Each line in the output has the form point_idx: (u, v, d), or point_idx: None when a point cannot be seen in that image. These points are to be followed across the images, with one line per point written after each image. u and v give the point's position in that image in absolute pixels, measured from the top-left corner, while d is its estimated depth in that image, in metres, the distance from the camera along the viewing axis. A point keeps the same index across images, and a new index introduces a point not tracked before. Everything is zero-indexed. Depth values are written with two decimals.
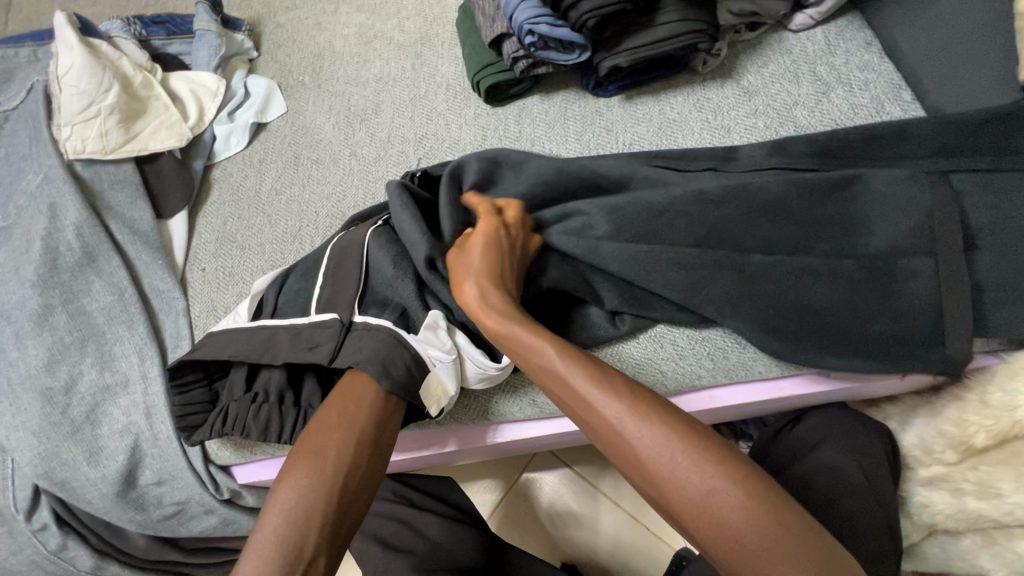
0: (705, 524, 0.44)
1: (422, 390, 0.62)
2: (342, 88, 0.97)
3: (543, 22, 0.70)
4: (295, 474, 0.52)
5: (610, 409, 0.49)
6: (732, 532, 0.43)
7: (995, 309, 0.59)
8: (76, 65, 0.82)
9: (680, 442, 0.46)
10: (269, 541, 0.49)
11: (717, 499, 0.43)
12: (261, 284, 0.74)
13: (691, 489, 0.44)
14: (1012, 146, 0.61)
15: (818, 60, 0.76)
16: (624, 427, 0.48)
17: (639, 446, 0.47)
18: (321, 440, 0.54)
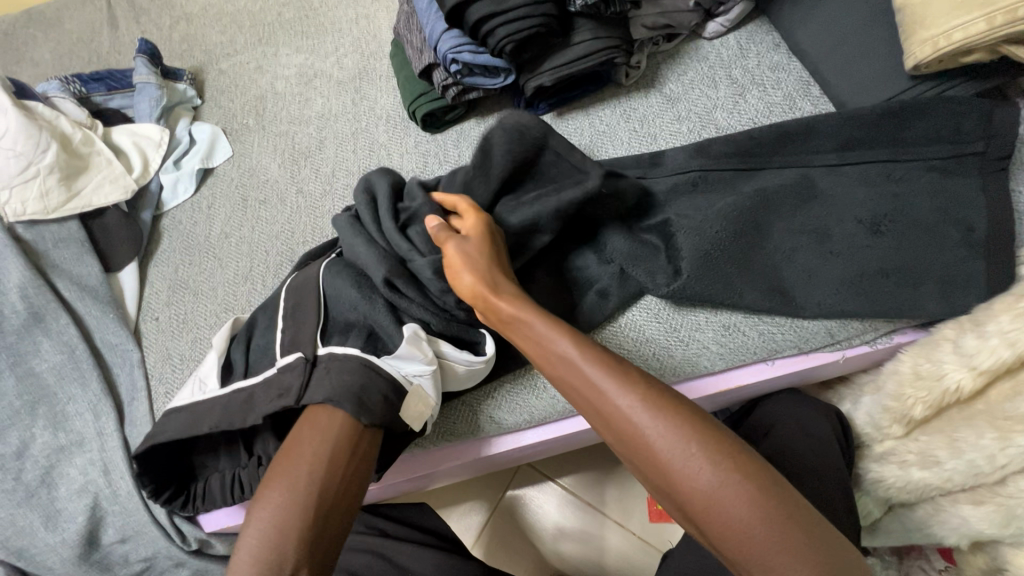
0: (702, 504, 0.43)
1: (403, 410, 0.59)
2: (285, 127, 0.99)
3: (465, 50, 0.73)
4: (263, 507, 0.50)
5: (616, 391, 0.48)
6: (729, 515, 0.42)
7: (911, 286, 0.63)
8: (11, 128, 0.82)
9: (695, 437, 0.45)
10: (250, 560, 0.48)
11: (725, 493, 0.43)
12: (219, 343, 0.70)
13: (692, 470, 0.44)
14: (906, 139, 0.66)
15: (732, 64, 0.80)
16: (628, 407, 0.47)
17: (645, 429, 0.46)
18: (291, 471, 0.51)
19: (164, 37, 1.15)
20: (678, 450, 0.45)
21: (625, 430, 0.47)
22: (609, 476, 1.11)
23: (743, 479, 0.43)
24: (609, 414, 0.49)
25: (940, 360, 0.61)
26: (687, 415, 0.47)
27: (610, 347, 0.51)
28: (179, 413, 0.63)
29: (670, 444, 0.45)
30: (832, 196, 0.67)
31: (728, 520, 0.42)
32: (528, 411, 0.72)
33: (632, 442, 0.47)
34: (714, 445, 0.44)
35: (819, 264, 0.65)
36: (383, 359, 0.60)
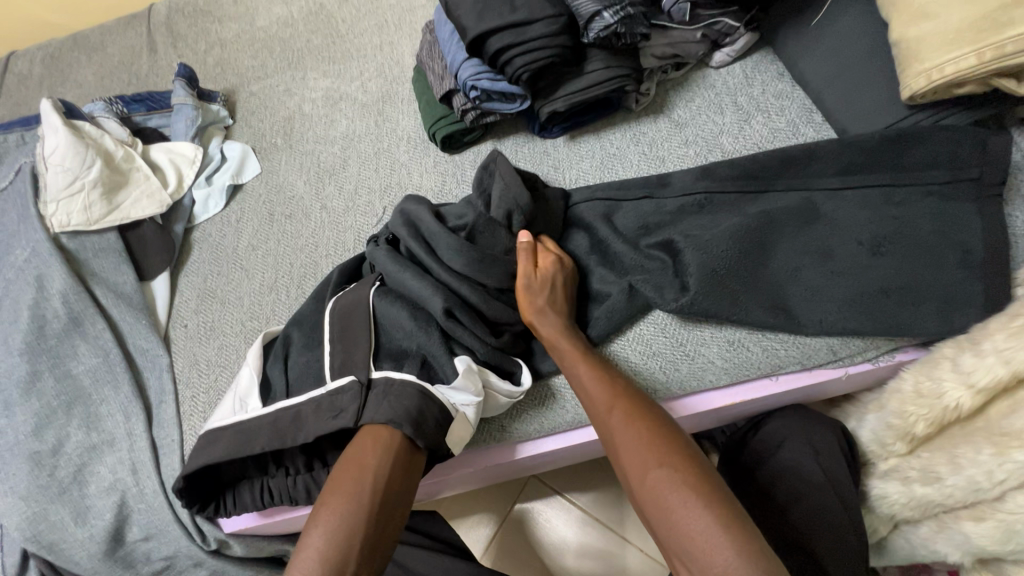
0: (654, 506, 0.50)
1: (449, 435, 0.63)
2: (312, 147, 1.04)
3: (484, 78, 0.78)
4: (324, 518, 0.54)
5: (606, 406, 0.59)
6: (674, 515, 0.48)
7: (909, 306, 0.65)
8: (61, 145, 0.88)
9: (653, 437, 0.54)
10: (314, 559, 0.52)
11: (665, 484, 0.50)
12: (254, 358, 0.74)
13: (650, 476, 0.51)
14: (904, 164, 0.69)
15: (738, 91, 0.83)
16: (613, 421, 0.58)
17: (621, 442, 0.55)
18: (350, 483, 0.56)
19: (199, 61, 1.22)
20: (641, 462, 0.53)
21: (602, 425, 0.59)
22: (616, 493, 1.13)
23: (688, 483, 0.49)
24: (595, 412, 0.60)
25: (940, 378, 0.63)
26: (658, 433, 0.55)
27: (611, 372, 0.62)
28: (223, 429, 0.67)
29: (630, 439, 0.55)
30: (833, 219, 0.70)
31: (672, 522, 0.48)
32: (540, 422, 0.74)
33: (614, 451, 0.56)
34: (671, 456, 0.52)
35: (821, 283, 0.67)
36: (438, 390, 0.64)
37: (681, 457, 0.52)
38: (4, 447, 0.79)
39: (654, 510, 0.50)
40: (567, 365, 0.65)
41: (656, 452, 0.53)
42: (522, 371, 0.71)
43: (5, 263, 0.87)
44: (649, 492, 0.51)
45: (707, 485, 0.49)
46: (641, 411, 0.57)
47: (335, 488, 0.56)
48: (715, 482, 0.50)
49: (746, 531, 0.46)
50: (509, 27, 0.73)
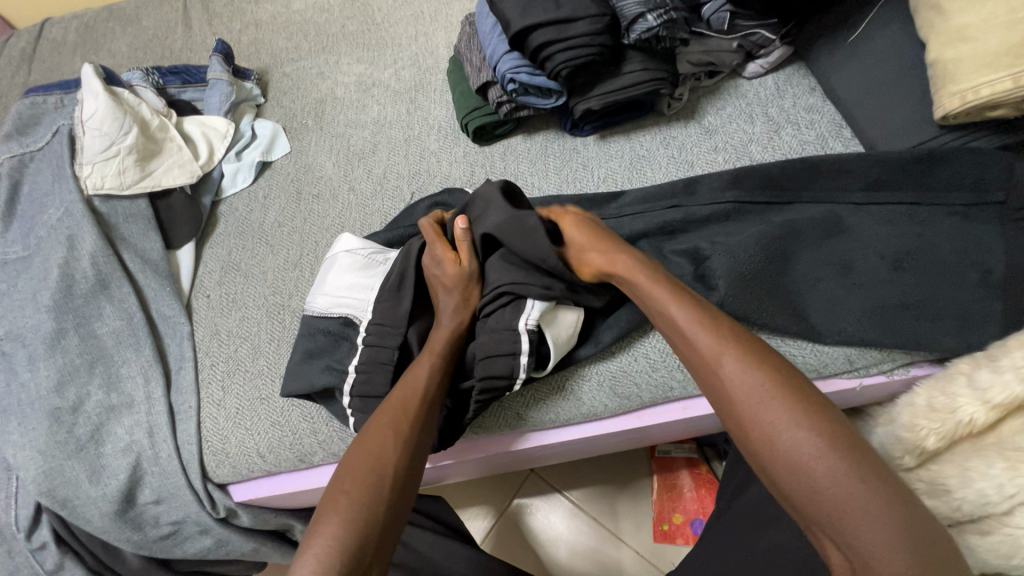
0: (801, 486, 0.45)
1: (551, 330, 0.69)
2: (342, 130, 1.05)
3: (523, 72, 0.80)
4: (424, 364, 0.66)
5: (717, 358, 0.53)
6: (811, 478, 0.44)
7: (926, 323, 0.66)
8: (100, 110, 0.90)
9: (774, 392, 0.48)
10: (409, 392, 0.63)
11: (796, 446, 0.45)
12: (353, 259, 0.78)
13: (783, 441, 0.46)
14: (931, 183, 0.71)
15: (769, 103, 0.85)
16: (732, 372, 0.51)
17: (731, 387, 0.51)
18: (401, 404, 0.62)
19: (234, 40, 1.24)
20: (764, 415, 0.48)
21: (707, 368, 0.53)
22: (615, 494, 1.15)
23: (829, 444, 0.45)
24: (699, 358, 0.54)
25: (955, 394, 0.63)
26: (794, 395, 0.48)
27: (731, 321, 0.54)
28: (359, 288, 0.77)
29: (750, 391, 0.49)
30: (858, 231, 0.71)
31: (816, 492, 0.44)
32: (555, 412, 0.75)
33: (732, 412, 0.50)
34: (811, 415, 0.46)
35: (842, 294, 0.68)
36: (520, 344, 0.66)
37: (818, 414, 0.47)
38: (24, 401, 0.80)
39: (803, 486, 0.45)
40: (659, 313, 0.60)
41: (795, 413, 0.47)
42: (579, 354, 0.74)
43: (37, 221, 0.88)
44: (774, 458, 0.47)
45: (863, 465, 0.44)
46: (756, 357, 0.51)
47: (387, 408, 0.62)
48: (877, 458, 0.45)
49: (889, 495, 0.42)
50: (553, 23, 0.74)
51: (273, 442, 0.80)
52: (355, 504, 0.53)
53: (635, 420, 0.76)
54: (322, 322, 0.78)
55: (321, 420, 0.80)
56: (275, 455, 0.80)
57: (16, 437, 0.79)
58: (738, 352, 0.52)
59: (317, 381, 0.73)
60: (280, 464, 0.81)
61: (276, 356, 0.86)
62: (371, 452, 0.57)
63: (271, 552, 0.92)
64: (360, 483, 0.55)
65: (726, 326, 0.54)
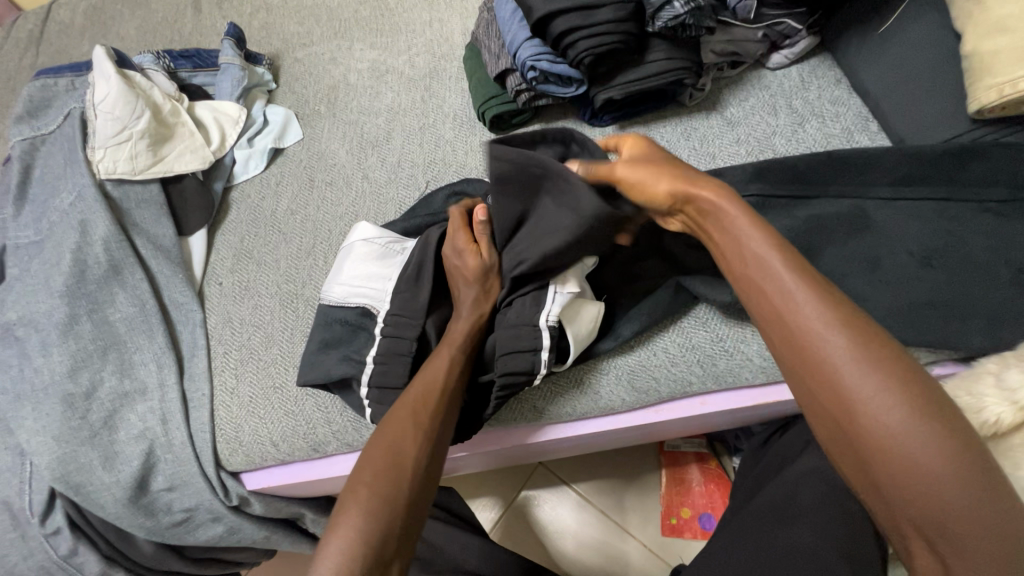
0: (912, 485, 0.40)
1: (575, 323, 0.69)
2: (356, 117, 1.04)
3: (544, 59, 0.78)
4: (440, 357, 0.65)
5: (810, 325, 0.46)
6: (931, 476, 0.39)
7: (953, 322, 0.65)
8: (112, 93, 0.89)
9: (893, 380, 0.42)
10: (429, 386, 0.62)
11: (912, 441, 0.40)
12: (369, 248, 0.77)
13: (905, 437, 0.40)
14: (962, 178, 0.70)
15: (794, 95, 0.83)
16: (834, 353, 0.44)
17: (845, 370, 0.43)
18: (419, 398, 0.61)
19: (245, 24, 1.22)
20: (881, 405, 0.41)
21: (810, 347, 0.45)
22: (624, 488, 1.15)
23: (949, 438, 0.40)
24: (799, 333, 0.46)
25: (982, 393, 0.61)
26: (904, 375, 0.42)
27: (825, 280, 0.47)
28: (377, 277, 0.76)
29: (864, 378, 0.42)
30: (884, 228, 0.70)
31: (932, 493, 0.39)
32: (572, 405, 0.74)
33: (822, 385, 0.45)
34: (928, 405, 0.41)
35: (867, 291, 0.68)
36: (543, 343, 0.65)
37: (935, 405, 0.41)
38: (38, 386, 0.79)
39: (903, 475, 0.40)
40: (752, 273, 0.51)
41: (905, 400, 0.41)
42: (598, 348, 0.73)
43: (49, 205, 0.87)
44: (884, 454, 0.41)
45: (970, 459, 0.39)
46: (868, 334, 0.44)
47: (401, 405, 0.60)
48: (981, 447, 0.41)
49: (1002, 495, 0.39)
50: (577, 9, 0.73)
51: (286, 430, 0.80)
52: (371, 500, 0.52)
53: (652, 414, 0.75)
54: (338, 311, 0.77)
55: (336, 409, 0.80)
56: (289, 444, 0.80)
57: (29, 422, 0.78)
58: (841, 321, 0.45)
59: (334, 372, 0.73)
60: (293, 453, 0.80)
61: (289, 345, 0.86)
62: (387, 447, 0.57)
63: (282, 540, 0.92)
64: (379, 475, 0.55)
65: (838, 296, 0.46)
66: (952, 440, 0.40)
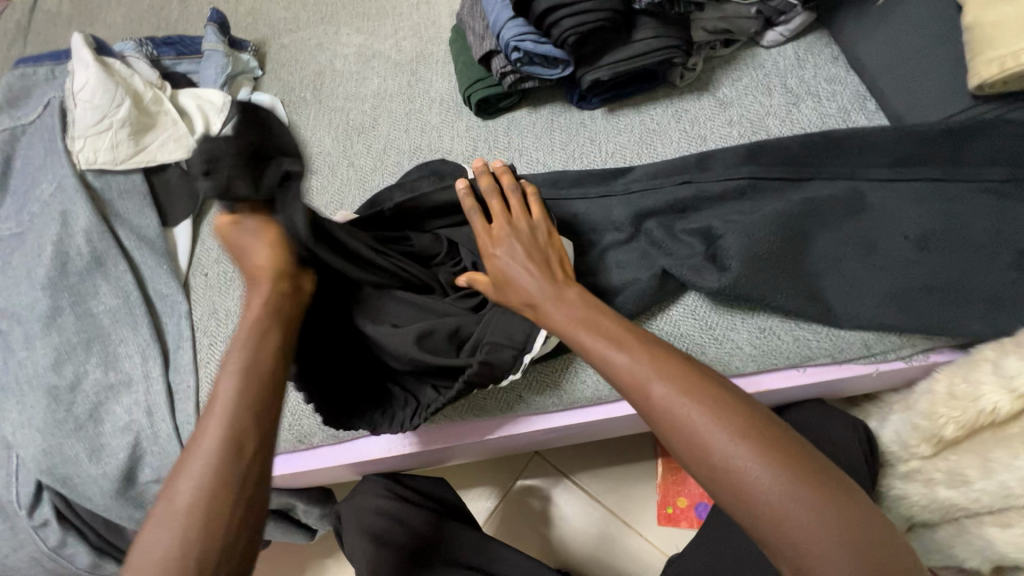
0: (750, 509, 0.42)
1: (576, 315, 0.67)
2: (341, 104, 1.02)
3: (528, 39, 0.75)
4: (239, 346, 0.52)
5: (640, 374, 0.48)
6: (760, 499, 0.41)
7: (952, 307, 0.63)
8: (91, 82, 0.87)
9: (711, 409, 0.45)
10: (235, 387, 0.49)
11: (741, 466, 0.42)
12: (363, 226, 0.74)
13: (731, 462, 0.43)
14: (961, 159, 0.67)
15: (788, 73, 0.80)
16: (654, 392, 0.47)
17: (663, 406, 0.46)
18: (230, 409, 0.47)
19: (230, 9, 1.19)
20: (699, 435, 0.44)
21: (633, 392, 0.48)
22: (620, 478, 1.13)
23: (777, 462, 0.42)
24: (623, 383, 0.49)
25: (980, 380, 0.62)
26: (724, 404, 0.45)
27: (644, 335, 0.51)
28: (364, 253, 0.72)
29: (680, 409, 0.45)
30: (881, 210, 0.67)
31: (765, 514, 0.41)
32: (558, 395, 0.73)
33: (655, 422, 0.47)
34: (741, 428, 0.43)
35: (862, 276, 0.65)
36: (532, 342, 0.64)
37: (754, 423, 0.44)
38: (22, 379, 0.79)
39: (751, 513, 0.42)
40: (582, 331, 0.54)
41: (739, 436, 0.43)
42: None
43: (30, 197, 0.86)
44: (721, 483, 0.43)
45: (802, 476, 0.41)
46: (681, 372, 0.48)
47: (208, 417, 0.47)
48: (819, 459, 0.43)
49: (840, 503, 0.40)
50: None
51: None
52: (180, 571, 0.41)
53: None
54: None
55: None
56: None
57: (15, 415, 0.78)
58: (659, 367, 0.48)
59: None
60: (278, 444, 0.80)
61: None
62: (179, 502, 0.43)
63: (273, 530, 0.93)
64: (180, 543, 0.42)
65: (652, 343, 0.51)
66: (782, 464, 0.42)
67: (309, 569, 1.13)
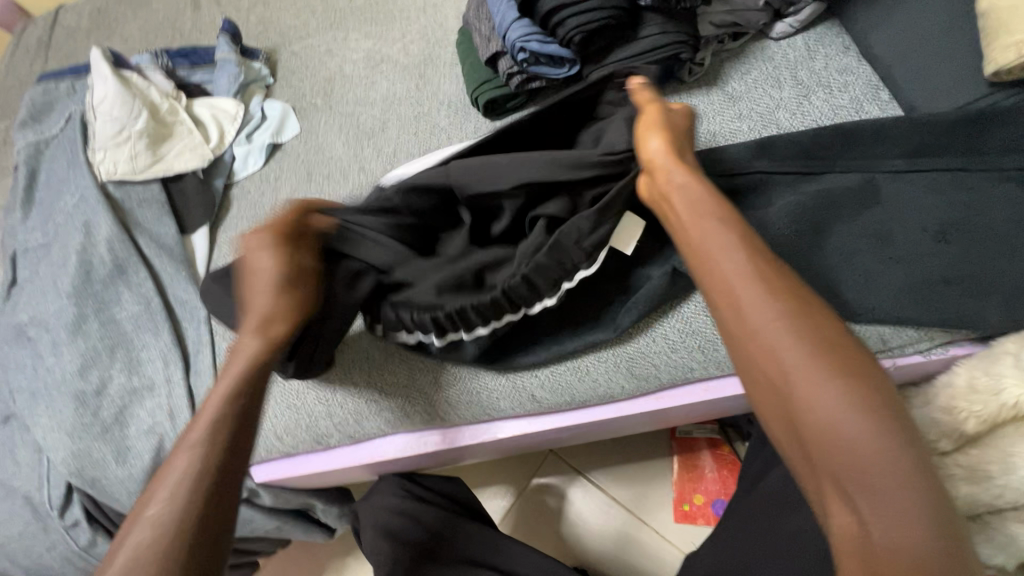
0: (826, 451, 0.39)
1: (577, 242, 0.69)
2: (351, 108, 1.03)
3: (534, 40, 0.75)
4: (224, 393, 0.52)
5: (740, 288, 0.46)
6: (844, 443, 0.39)
7: (974, 300, 0.62)
8: (110, 95, 0.90)
9: (811, 343, 0.42)
10: (200, 437, 0.49)
11: (831, 406, 0.39)
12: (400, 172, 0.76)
13: (815, 400, 0.40)
14: (980, 148, 0.66)
15: (799, 65, 0.79)
16: (762, 309, 0.44)
17: (757, 318, 0.44)
18: (215, 448, 0.48)
19: (241, 18, 1.21)
20: (792, 360, 0.42)
21: (730, 299, 0.46)
22: (635, 476, 1.13)
23: (874, 414, 0.39)
24: (725, 291, 0.47)
25: (1000, 374, 0.61)
26: (827, 342, 0.42)
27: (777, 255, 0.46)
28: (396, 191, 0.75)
29: (777, 331, 0.43)
30: (897, 202, 0.66)
31: (845, 459, 0.38)
32: (571, 394, 0.73)
33: (747, 338, 0.44)
34: (841, 372, 0.40)
35: (880, 270, 0.64)
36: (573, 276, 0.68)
37: (852, 367, 0.41)
38: (51, 384, 0.82)
39: (813, 433, 0.40)
40: (695, 241, 0.50)
41: (826, 367, 0.40)
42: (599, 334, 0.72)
43: (55, 209, 0.89)
44: (801, 412, 0.41)
45: (895, 437, 0.38)
46: (795, 300, 0.44)
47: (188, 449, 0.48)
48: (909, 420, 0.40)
49: (922, 474, 0.38)
50: None
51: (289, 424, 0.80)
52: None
53: (655, 401, 0.74)
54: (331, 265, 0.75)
55: (336, 401, 0.78)
56: (292, 437, 0.80)
57: (45, 419, 0.81)
58: (773, 288, 0.45)
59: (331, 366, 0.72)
60: (296, 446, 0.81)
61: None
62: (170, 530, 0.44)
63: (295, 529, 0.95)
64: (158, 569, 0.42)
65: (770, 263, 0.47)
66: (874, 415, 0.39)
67: (329, 567, 1.15)
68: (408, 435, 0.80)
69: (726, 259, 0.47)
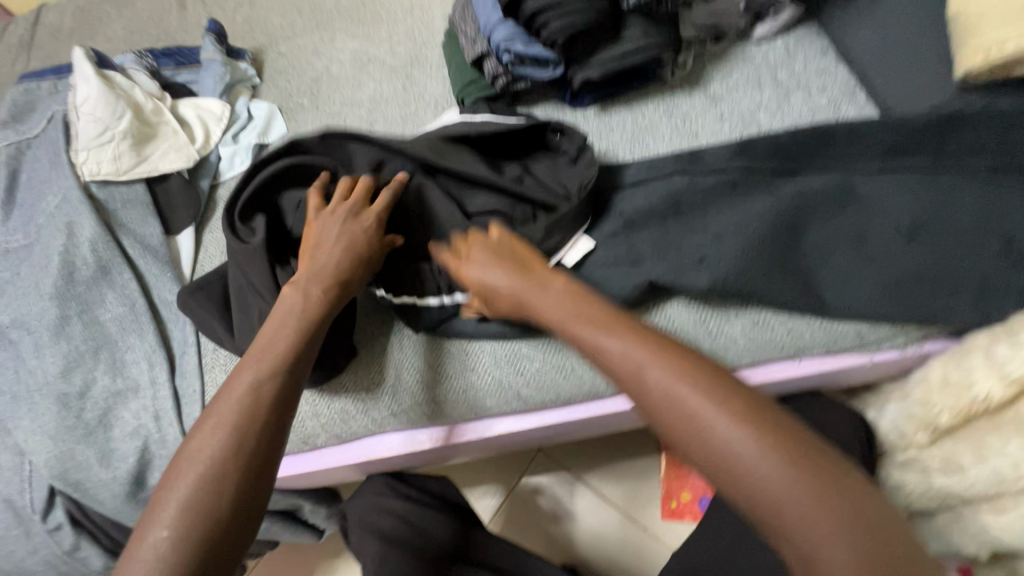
0: (766, 516, 0.40)
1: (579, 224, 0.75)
2: (338, 109, 1.03)
3: (518, 41, 0.76)
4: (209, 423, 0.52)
5: (639, 368, 0.47)
6: (775, 505, 0.39)
7: (945, 296, 0.64)
8: (93, 95, 0.89)
9: (717, 409, 0.43)
10: (202, 462, 0.50)
11: (751, 469, 0.40)
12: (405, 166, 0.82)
13: (744, 468, 0.41)
14: (952, 148, 0.67)
15: (779, 67, 0.81)
16: (671, 390, 0.45)
17: (657, 400, 0.45)
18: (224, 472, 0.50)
19: (227, 18, 1.21)
20: (701, 434, 0.43)
21: (635, 387, 0.47)
22: (623, 473, 1.14)
23: (795, 468, 0.40)
24: (624, 379, 0.48)
25: (971, 370, 0.64)
26: (734, 402, 0.43)
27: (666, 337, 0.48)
28: None
29: (686, 405, 0.44)
30: (873, 201, 0.68)
31: (779, 522, 0.39)
32: (556, 392, 0.74)
33: (661, 419, 0.46)
34: (748, 430, 0.41)
35: (856, 268, 0.66)
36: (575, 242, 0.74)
37: (764, 426, 0.42)
38: (33, 386, 0.81)
39: (749, 503, 0.41)
40: (589, 332, 0.51)
41: (727, 423, 0.42)
42: None
43: (37, 210, 0.89)
44: (730, 483, 0.41)
45: (831, 489, 0.39)
46: (701, 370, 0.46)
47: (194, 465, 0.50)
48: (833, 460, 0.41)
49: (862, 514, 0.38)
50: None
51: None
52: None
53: None
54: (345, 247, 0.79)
55: (321, 402, 0.78)
56: None
57: (26, 422, 0.80)
58: (680, 367, 0.46)
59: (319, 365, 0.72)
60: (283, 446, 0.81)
61: None
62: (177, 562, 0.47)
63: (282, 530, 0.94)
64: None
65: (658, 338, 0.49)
66: (797, 471, 0.40)
67: (318, 568, 1.15)
68: (395, 435, 0.80)
69: (614, 353, 0.49)
